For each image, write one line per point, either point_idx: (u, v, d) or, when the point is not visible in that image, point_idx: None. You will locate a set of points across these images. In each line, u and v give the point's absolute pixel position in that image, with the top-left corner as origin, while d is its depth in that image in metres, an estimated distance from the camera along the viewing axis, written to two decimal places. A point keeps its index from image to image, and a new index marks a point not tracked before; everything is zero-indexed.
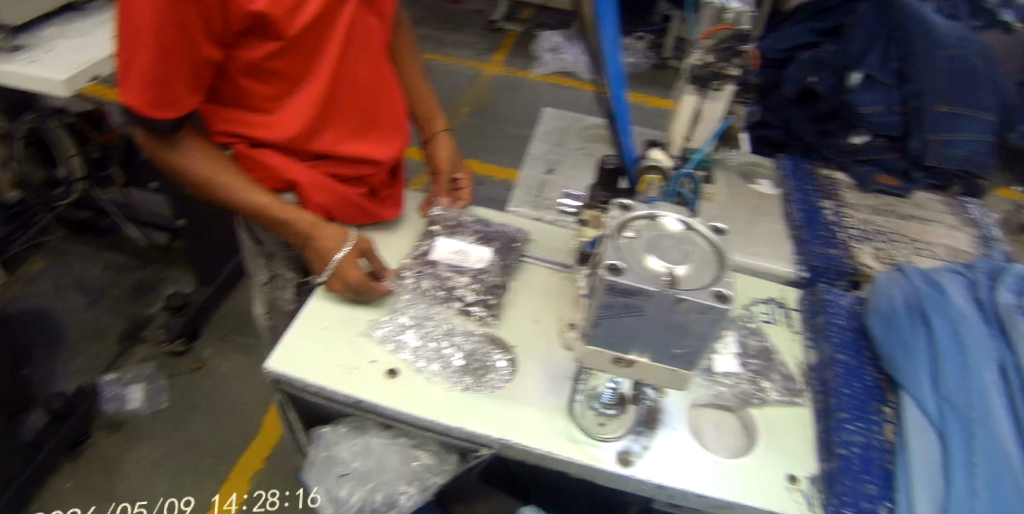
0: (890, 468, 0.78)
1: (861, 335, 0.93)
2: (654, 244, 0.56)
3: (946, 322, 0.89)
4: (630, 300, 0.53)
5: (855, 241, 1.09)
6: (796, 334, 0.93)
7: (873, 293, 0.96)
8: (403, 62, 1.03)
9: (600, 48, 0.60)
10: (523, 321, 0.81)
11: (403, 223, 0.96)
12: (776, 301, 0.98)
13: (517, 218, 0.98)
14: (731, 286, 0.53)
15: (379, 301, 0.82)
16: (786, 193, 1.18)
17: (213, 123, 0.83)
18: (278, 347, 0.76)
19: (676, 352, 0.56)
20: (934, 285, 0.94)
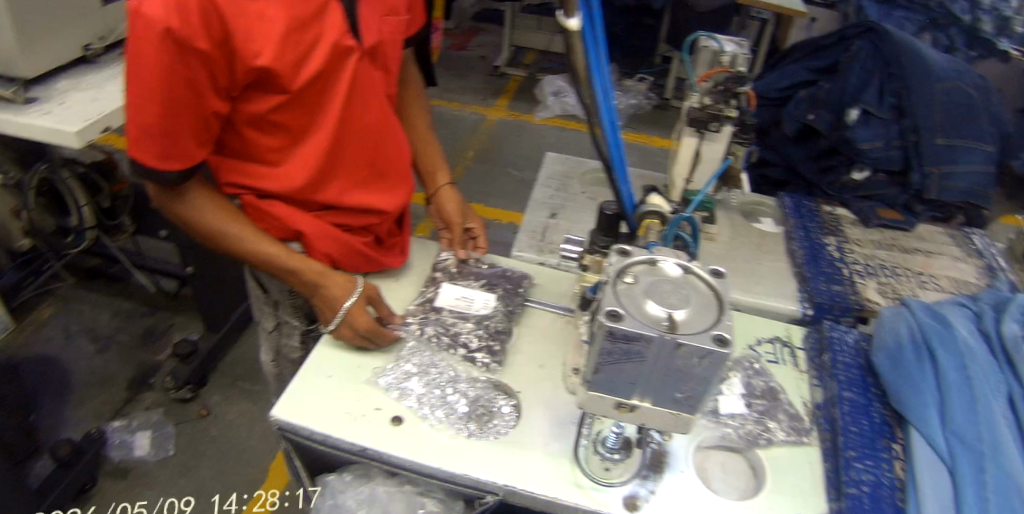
0: (902, 507, 0.77)
1: (868, 372, 0.93)
2: (654, 289, 0.57)
3: (953, 358, 0.89)
4: (631, 347, 0.53)
5: (860, 277, 1.09)
6: (802, 373, 0.93)
7: (878, 330, 0.97)
8: (411, 115, 1.06)
9: (596, 99, 0.61)
10: (529, 367, 0.82)
11: (408, 269, 0.97)
12: (781, 339, 0.98)
13: (522, 263, 1.00)
14: (731, 330, 0.54)
15: (386, 349, 0.83)
16: (788, 231, 1.19)
17: (223, 176, 0.86)
18: (284, 395, 0.77)
19: (678, 396, 0.56)
20: (939, 319, 0.95)
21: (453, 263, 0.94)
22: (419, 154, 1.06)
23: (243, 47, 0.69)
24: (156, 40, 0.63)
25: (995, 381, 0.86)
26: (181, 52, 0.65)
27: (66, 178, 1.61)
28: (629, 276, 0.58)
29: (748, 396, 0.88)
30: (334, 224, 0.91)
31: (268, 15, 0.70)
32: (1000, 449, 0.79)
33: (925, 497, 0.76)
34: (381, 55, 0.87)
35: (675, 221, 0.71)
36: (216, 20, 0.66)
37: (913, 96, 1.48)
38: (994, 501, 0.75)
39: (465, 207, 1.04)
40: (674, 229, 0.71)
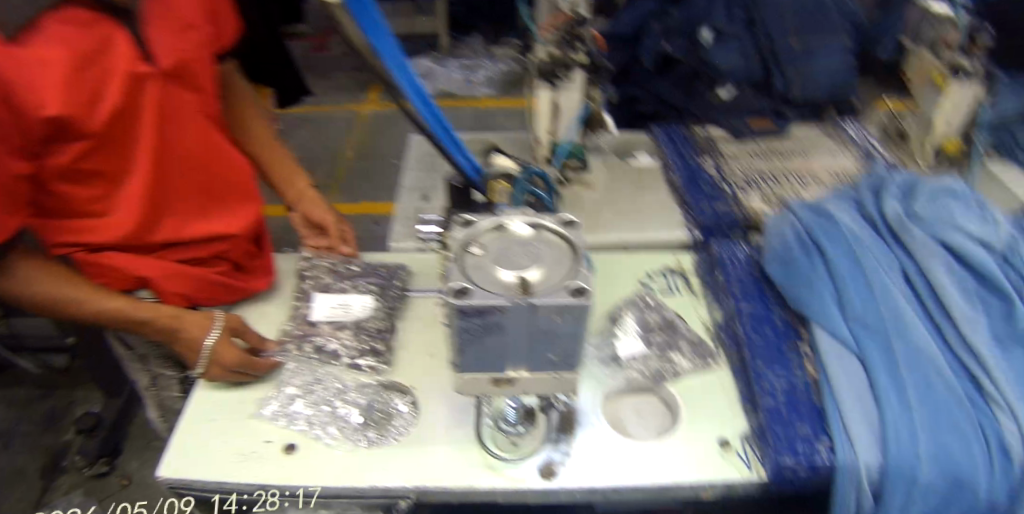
0: (818, 405, 0.79)
1: (763, 282, 0.97)
2: (502, 254, 0.54)
3: (838, 246, 0.91)
4: (486, 320, 0.50)
5: (742, 190, 1.14)
6: (698, 298, 0.97)
7: (766, 238, 0.98)
8: (245, 125, 1.00)
9: (393, 75, 0.64)
10: (420, 358, 0.80)
11: (278, 288, 0.94)
12: (672, 270, 1.01)
13: (398, 253, 0.97)
14: (588, 278, 0.51)
15: (265, 377, 0.79)
16: (665, 160, 1.23)
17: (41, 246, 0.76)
18: (169, 451, 0.72)
19: (553, 357, 0.54)
20: (821, 214, 0.96)
21: (326, 270, 0.90)
22: (266, 166, 1.02)
23: (24, 98, 0.62)
24: None
25: (888, 262, 0.89)
26: None
27: None
28: (476, 246, 0.55)
29: (647, 333, 0.90)
30: (182, 260, 0.86)
31: (42, 60, 0.64)
32: (905, 327, 0.81)
33: (840, 389, 0.77)
34: (193, 77, 0.82)
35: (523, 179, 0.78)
36: None
37: (761, 10, 1.54)
38: (907, 376, 0.77)
39: (330, 207, 1.01)
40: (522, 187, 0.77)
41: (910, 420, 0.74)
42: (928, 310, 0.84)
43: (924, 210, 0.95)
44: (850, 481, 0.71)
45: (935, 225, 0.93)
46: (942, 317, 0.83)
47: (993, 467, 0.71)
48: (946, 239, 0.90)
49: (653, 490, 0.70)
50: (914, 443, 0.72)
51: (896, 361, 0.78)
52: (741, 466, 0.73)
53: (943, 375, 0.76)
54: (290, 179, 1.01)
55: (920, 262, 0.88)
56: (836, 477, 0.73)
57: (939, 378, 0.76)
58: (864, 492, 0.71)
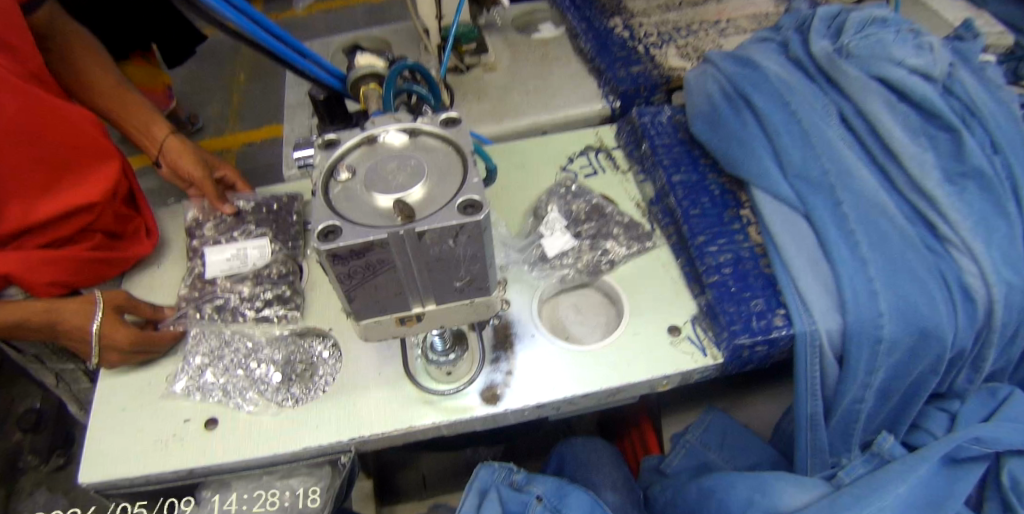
0: (768, 274, 0.78)
1: (691, 145, 0.93)
2: (375, 176, 0.45)
3: (766, 97, 0.89)
4: (369, 260, 0.42)
5: (656, 48, 1.10)
6: (625, 174, 0.94)
7: (688, 99, 0.97)
8: (91, 81, 0.91)
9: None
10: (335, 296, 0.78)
11: (168, 247, 0.83)
12: (595, 148, 0.97)
13: (289, 184, 0.91)
14: (479, 187, 0.43)
15: (170, 351, 0.73)
16: (570, 30, 1.18)
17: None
18: (84, 453, 0.65)
19: (459, 285, 0.47)
20: (743, 63, 0.96)
21: (217, 222, 0.83)
22: (126, 122, 0.94)
23: None
24: None
25: (823, 105, 0.88)
26: None
27: None
28: (343, 172, 0.46)
29: (573, 225, 0.85)
30: (47, 244, 0.76)
31: None
32: (847, 172, 0.80)
33: (789, 255, 0.76)
34: None
35: (392, 77, 0.63)
36: None
37: None
38: (859, 227, 0.76)
39: (200, 155, 0.92)
40: (393, 83, 0.63)
41: (867, 275, 0.73)
42: (871, 151, 0.84)
43: (856, 44, 0.92)
44: (810, 347, 0.72)
45: (867, 59, 0.91)
46: (888, 160, 0.83)
47: (958, 312, 0.73)
48: (880, 73, 0.88)
49: (606, 393, 0.70)
50: (875, 301, 0.72)
51: (844, 212, 0.78)
52: (695, 352, 0.72)
53: (892, 218, 0.76)
54: (155, 130, 0.93)
55: (856, 100, 0.87)
56: (796, 342, 0.73)
57: (889, 221, 0.76)
58: (827, 356, 0.73)
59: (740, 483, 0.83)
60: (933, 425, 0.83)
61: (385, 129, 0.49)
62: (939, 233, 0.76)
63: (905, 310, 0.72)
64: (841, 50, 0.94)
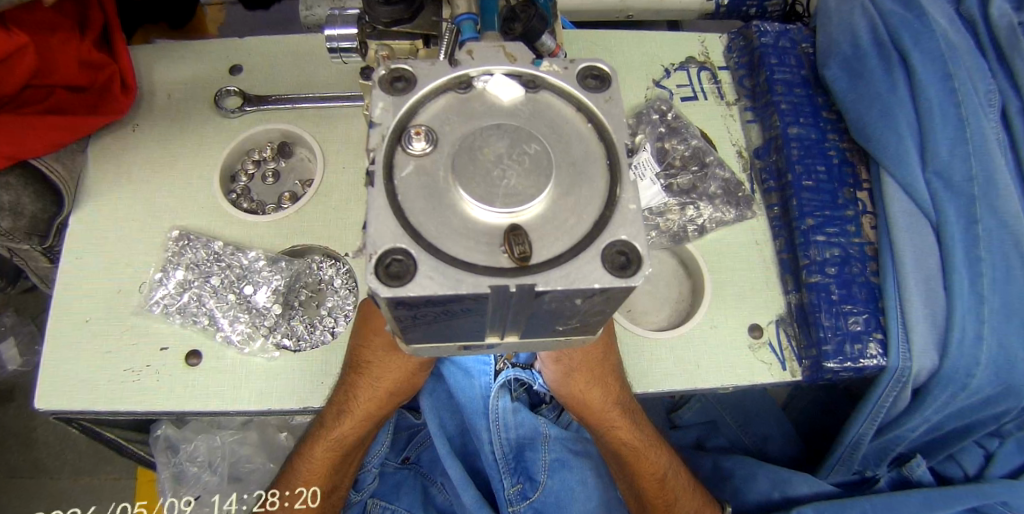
0: (874, 283, 0.64)
1: (816, 89, 0.73)
2: (465, 157, 0.28)
3: (929, 57, 0.68)
4: (449, 308, 0.27)
5: None
6: (729, 107, 0.74)
7: (822, 29, 0.74)
8: None
9: None
10: (344, 208, 0.63)
11: (147, 109, 0.67)
12: (698, 62, 0.76)
13: (304, 46, 0.71)
14: (635, 223, 0.28)
15: (149, 251, 0.60)
16: None
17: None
18: (43, 373, 0.56)
19: (562, 328, 0.32)
20: (906, 2, 0.72)
21: None
22: None
23: None
24: None
25: (986, 90, 0.69)
26: None
27: None
28: (417, 140, 0.29)
29: (663, 172, 0.69)
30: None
31: None
32: (993, 183, 0.65)
33: (908, 272, 0.62)
34: None
35: None
36: None
37: None
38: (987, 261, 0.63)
39: None
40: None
41: (979, 317, 0.62)
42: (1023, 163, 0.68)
43: None
44: (895, 382, 0.62)
45: None
46: None
47: None
48: None
49: (661, 394, 0.60)
50: (978, 350, 0.62)
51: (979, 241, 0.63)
52: (774, 363, 0.62)
53: None
54: None
55: None
56: (881, 373, 0.62)
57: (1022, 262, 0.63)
58: (906, 391, 0.63)
59: (761, 476, 0.79)
60: (966, 459, 0.75)
61: (489, 72, 0.31)
62: None
63: (1002, 359, 0.63)
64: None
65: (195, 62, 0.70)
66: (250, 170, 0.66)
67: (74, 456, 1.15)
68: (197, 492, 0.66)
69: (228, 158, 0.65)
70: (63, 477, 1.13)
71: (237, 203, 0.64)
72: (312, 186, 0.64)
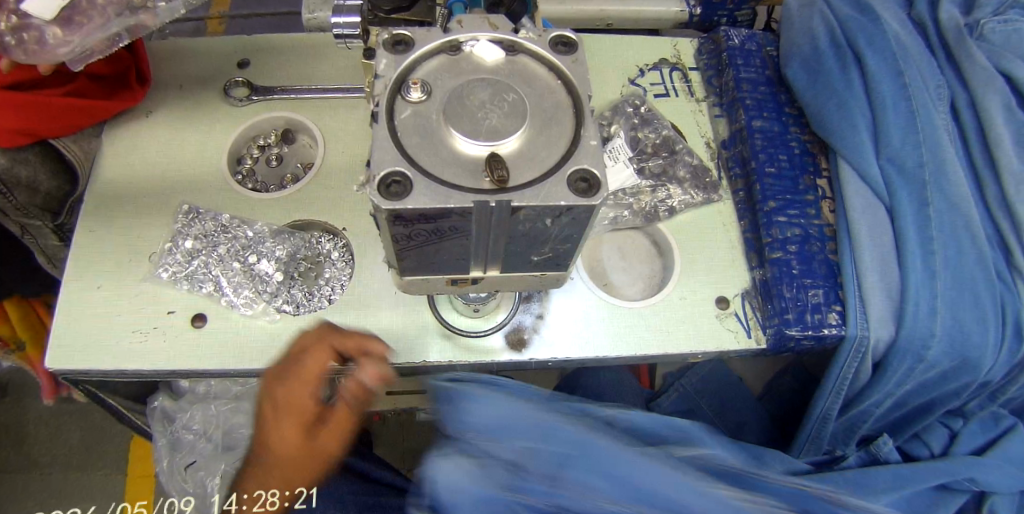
0: (833, 261, 0.69)
1: (779, 87, 0.80)
2: (455, 103, 0.33)
3: (881, 56, 0.75)
4: (440, 226, 0.33)
5: None
6: (698, 103, 0.81)
7: (785, 35, 0.81)
8: None
9: None
10: (343, 187, 0.67)
11: (159, 96, 0.72)
12: (671, 63, 0.83)
13: (309, 44, 0.77)
14: (598, 154, 0.33)
15: (158, 222, 0.64)
16: None
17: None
18: (53, 334, 0.58)
19: (537, 259, 0.38)
20: (861, 7, 0.80)
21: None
22: None
23: None
24: None
25: (936, 85, 0.75)
26: None
27: None
28: (415, 90, 0.33)
29: (637, 157, 0.75)
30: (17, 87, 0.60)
31: None
32: (942, 167, 0.70)
33: (862, 248, 0.67)
34: None
35: None
36: None
37: None
38: (939, 239, 0.67)
39: None
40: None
41: (932, 291, 0.66)
42: (971, 151, 0.73)
43: (992, 26, 0.78)
44: (855, 352, 0.66)
45: (1000, 49, 0.77)
46: (985, 168, 0.72)
47: (1002, 349, 0.67)
48: (1006, 67, 0.75)
49: (636, 358, 0.65)
50: (933, 321, 0.65)
51: (929, 220, 0.68)
52: (739, 331, 0.67)
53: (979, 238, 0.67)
54: None
55: (971, 88, 0.74)
56: (841, 343, 0.67)
57: (972, 240, 0.67)
58: (866, 363, 0.66)
59: None
60: (932, 438, 0.78)
61: (475, 38, 0.36)
62: (1013, 262, 0.68)
63: (956, 333, 0.65)
64: (970, 27, 0.79)
65: (206, 59, 0.75)
66: (255, 154, 0.71)
67: (67, 453, 1.16)
68: (191, 457, 0.71)
69: (234, 143, 0.70)
70: (53, 472, 1.14)
71: (242, 183, 0.68)
72: (312, 168, 0.69)
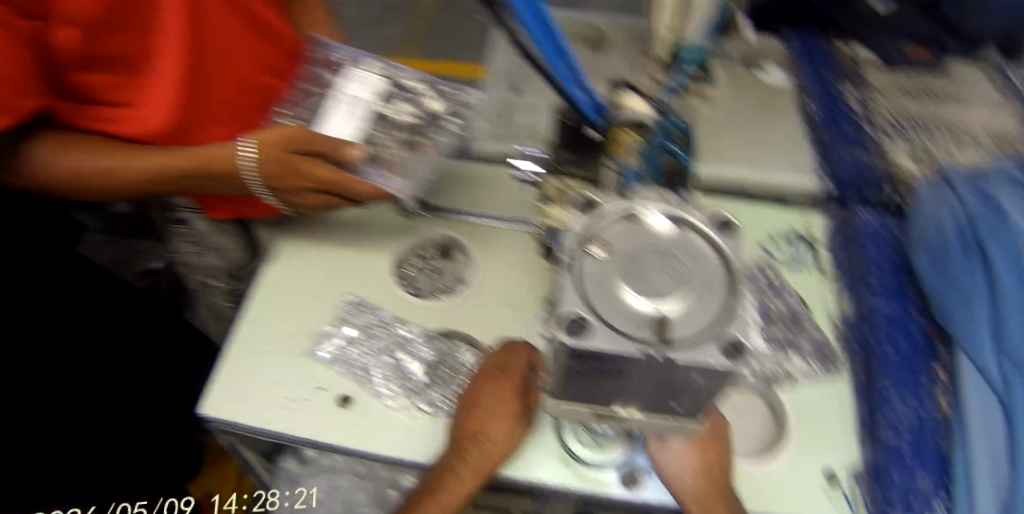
0: (945, 455, 0.70)
1: (902, 270, 0.81)
2: (632, 263, 0.40)
3: (1006, 251, 0.72)
4: (603, 364, 0.38)
5: (886, 137, 0.91)
6: (828, 281, 0.77)
7: (914, 219, 0.80)
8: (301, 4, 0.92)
9: (534, 37, 0.50)
10: (480, 306, 0.73)
11: None
12: (800, 236, 0.80)
13: (481, 168, 0.85)
14: (747, 325, 0.38)
15: (319, 308, 0.73)
16: (801, 81, 0.95)
17: (8, 175, 0.66)
18: (216, 386, 0.67)
19: (676, 407, 0.42)
20: (988, 198, 0.77)
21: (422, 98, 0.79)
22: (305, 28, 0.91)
23: None
24: None
25: None
26: None
27: None
28: (598, 247, 0.40)
29: None
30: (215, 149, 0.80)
31: None
32: None
33: (976, 445, 0.66)
34: None
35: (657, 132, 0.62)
36: None
37: None
38: None
39: None
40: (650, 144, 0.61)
41: None
42: None
43: None
44: None
45: None
46: None
47: None
48: None
49: None
50: None
51: None
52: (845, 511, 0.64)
53: None
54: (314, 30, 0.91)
55: None
56: None
57: None
58: None
59: None
60: None
61: (651, 207, 0.43)
62: None
63: None
64: None
65: None
66: (417, 263, 0.77)
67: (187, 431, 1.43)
68: None
69: (398, 248, 0.78)
70: None
71: (404, 287, 0.75)
72: (469, 287, 0.74)
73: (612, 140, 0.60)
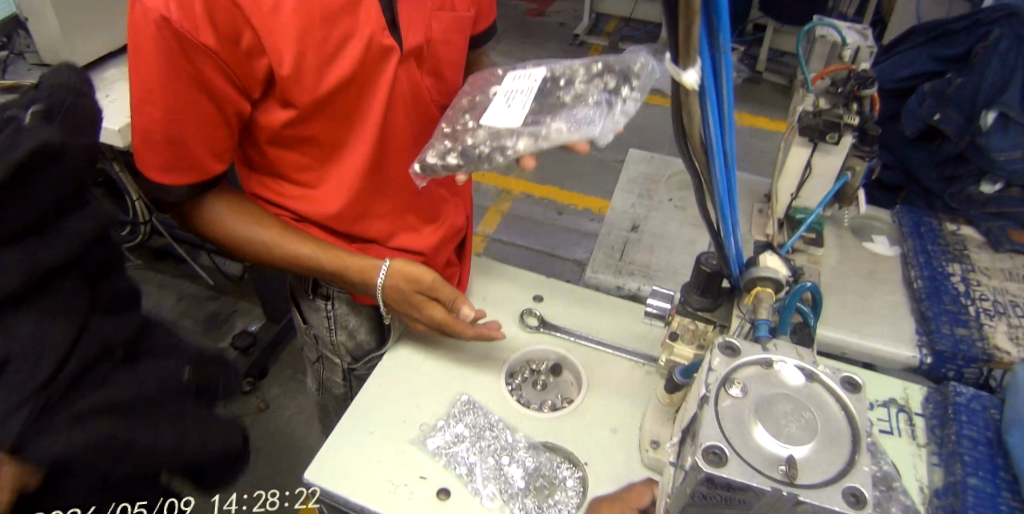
0: None
1: (997, 450, 0.80)
2: (766, 407, 0.45)
3: None
4: (732, 494, 0.43)
5: (987, 318, 0.91)
6: (919, 447, 0.79)
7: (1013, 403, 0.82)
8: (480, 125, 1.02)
9: (714, 176, 0.48)
10: (580, 422, 0.77)
11: None
12: (898, 404, 0.84)
13: (594, 295, 0.94)
14: (867, 478, 0.42)
15: (432, 402, 0.79)
16: (904, 255, 1.03)
17: (195, 221, 0.82)
18: (327, 456, 0.73)
19: None
20: None
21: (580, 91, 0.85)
22: None
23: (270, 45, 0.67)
24: (154, 30, 0.61)
25: None
26: (182, 44, 0.62)
27: (118, 170, 1.55)
28: (738, 388, 0.46)
29: None
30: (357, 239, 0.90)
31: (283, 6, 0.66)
32: None
33: None
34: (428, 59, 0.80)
35: (794, 294, 0.58)
36: (241, 25, 0.65)
37: None
38: None
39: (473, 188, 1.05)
40: (793, 305, 0.58)
41: None
42: None
43: None
44: None
45: None
46: None
47: None
48: None
49: None
50: None
51: None
52: None
53: None
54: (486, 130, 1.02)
55: None
56: None
57: None
58: None
59: None
60: None
61: (785, 360, 0.49)
62: None
63: None
64: None
65: (510, 285, 0.96)
66: (526, 375, 0.85)
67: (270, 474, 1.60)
68: None
69: (514, 360, 0.86)
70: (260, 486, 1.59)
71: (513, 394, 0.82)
72: (574, 404, 0.79)
73: (750, 293, 0.59)
